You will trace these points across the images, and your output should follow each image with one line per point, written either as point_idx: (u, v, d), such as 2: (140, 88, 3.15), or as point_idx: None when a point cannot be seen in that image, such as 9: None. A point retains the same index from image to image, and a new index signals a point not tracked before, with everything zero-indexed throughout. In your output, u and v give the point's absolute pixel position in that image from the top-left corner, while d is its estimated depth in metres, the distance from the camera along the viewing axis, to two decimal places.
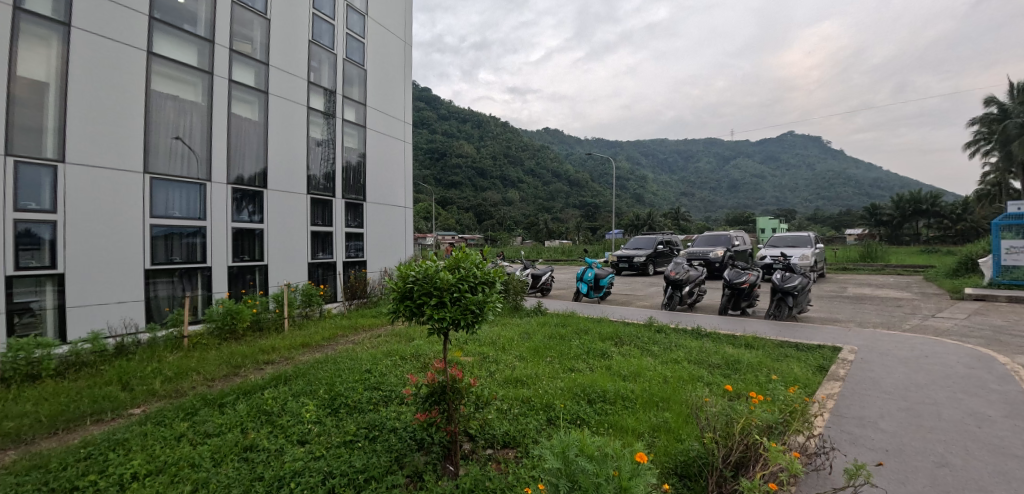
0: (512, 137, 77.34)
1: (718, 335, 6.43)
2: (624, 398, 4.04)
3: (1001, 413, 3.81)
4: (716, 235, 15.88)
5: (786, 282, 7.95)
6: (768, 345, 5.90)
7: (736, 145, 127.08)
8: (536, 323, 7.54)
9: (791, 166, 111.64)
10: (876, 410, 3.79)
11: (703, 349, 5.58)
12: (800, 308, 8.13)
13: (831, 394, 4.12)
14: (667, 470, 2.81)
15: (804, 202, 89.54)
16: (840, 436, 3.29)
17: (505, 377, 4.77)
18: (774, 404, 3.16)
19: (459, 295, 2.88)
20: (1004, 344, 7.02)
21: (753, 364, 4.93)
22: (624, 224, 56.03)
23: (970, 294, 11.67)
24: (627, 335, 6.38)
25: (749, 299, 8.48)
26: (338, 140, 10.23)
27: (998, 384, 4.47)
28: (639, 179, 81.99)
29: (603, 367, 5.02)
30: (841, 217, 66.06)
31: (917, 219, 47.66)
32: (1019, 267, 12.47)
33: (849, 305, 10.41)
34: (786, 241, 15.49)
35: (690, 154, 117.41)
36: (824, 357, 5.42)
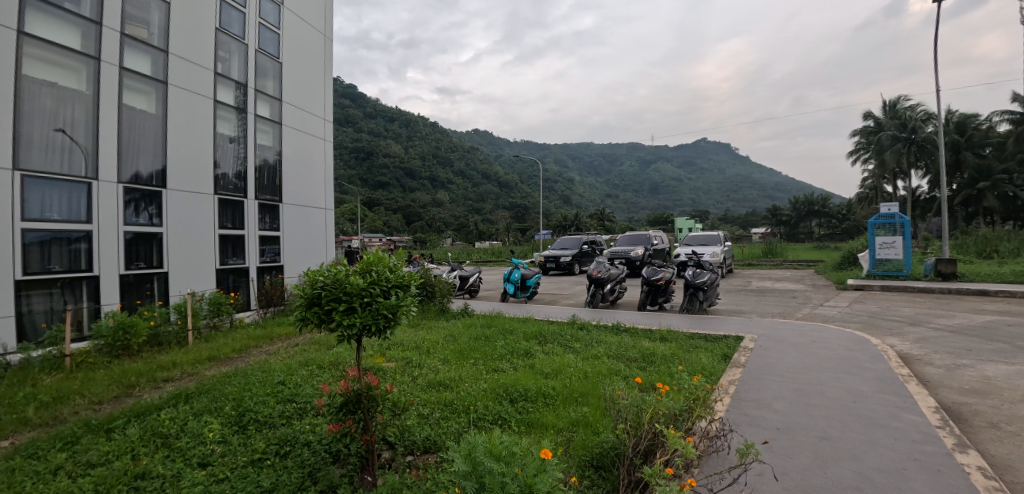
0: (442, 139, 76.57)
1: (636, 330, 6.74)
2: (545, 396, 4.11)
3: (872, 388, 4.31)
4: (637, 235, 16.69)
5: (697, 278, 8.53)
6: (680, 338, 6.27)
7: (655, 150, 134.43)
8: (462, 324, 7.50)
9: (705, 170, 119.97)
10: (771, 392, 4.14)
11: (621, 344, 5.82)
12: (710, 302, 8.74)
13: (732, 380, 4.44)
14: (584, 463, 2.87)
15: (716, 203, 96.54)
16: (739, 418, 3.55)
17: (428, 381, 4.68)
18: (680, 393, 3.37)
19: (370, 300, 2.77)
20: (877, 327, 8.00)
21: (665, 356, 5.22)
22: (552, 225, 57.38)
23: (852, 284, 13.17)
24: (551, 334, 6.50)
25: (665, 294, 8.99)
26: (250, 137, 9.54)
27: (870, 364, 5.06)
28: (567, 182, 84.27)
29: (526, 366, 5.07)
30: (748, 218, 72.02)
31: (811, 219, 52.99)
32: (889, 260, 14.31)
33: (753, 297, 11.35)
34: (699, 240, 16.59)
35: (614, 158, 122.57)
36: (728, 347, 5.86)
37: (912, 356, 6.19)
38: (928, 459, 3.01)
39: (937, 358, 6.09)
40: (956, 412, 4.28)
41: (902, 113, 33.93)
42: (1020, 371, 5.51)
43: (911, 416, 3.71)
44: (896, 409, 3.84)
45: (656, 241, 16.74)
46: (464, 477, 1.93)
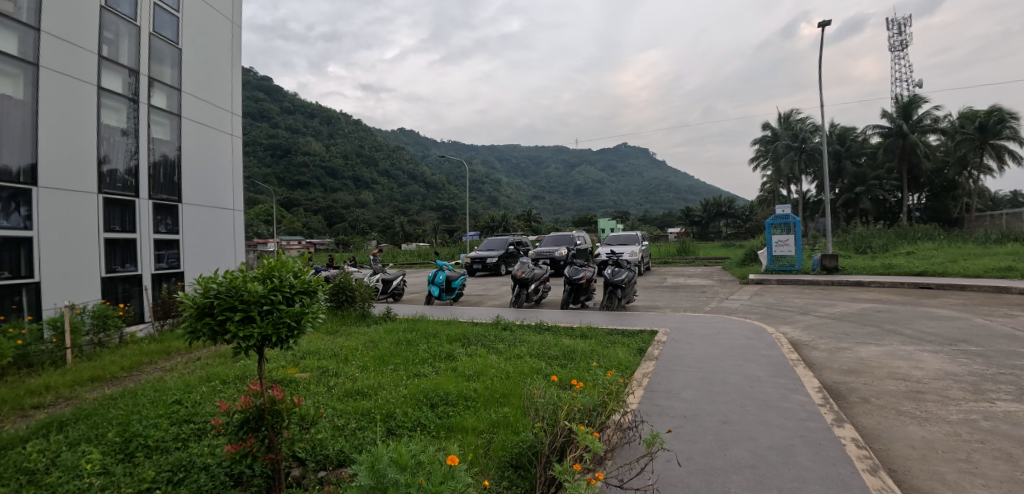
0: (366, 137, 74.04)
1: (558, 328, 6.90)
2: (467, 398, 4.07)
3: (767, 373, 4.71)
4: (561, 236, 17.12)
5: (616, 276, 8.89)
6: (600, 334, 6.50)
7: (579, 153, 139.03)
8: (384, 329, 7.25)
9: (625, 173, 125.82)
10: (680, 382, 4.40)
11: (543, 343, 5.92)
12: (628, 299, 9.15)
13: (645, 372, 4.67)
14: (503, 464, 2.85)
15: (636, 205, 101.66)
16: (651, 408, 3.73)
17: (345, 390, 4.46)
18: (596, 389, 3.47)
19: (270, 308, 2.59)
20: (773, 317, 8.79)
21: (585, 353, 5.38)
22: (480, 226, 57.53)
23: (753, 279, 14.39)
24: (474, 336, 6.48)
25: (587, 293, 9.29)
26: (143, 130, 8.60)
27: (766, 351, 5.54)
28: (494, 183, 84.73)
29: (448, 369, 5.01)
30: (664, 219, 76.61)
31: (719, 219, 57.36)
32: (784, 256, 15.80)
33: (667, 293, 12.05)
34: (619, 240, 17.33)
35: (541, 160, 125.17)
36: (643, 341, 6.16)
37: (801, 342, 6.88)
38: (812, 434, 3.34)
39: (821, 343, 6.81)
40: (836, 391, 4.80)
41: (794, 124, 37.67)
42: (886, 351, 6.30)
43: (799, 397, 4.10)
44: (787, 391, 4.23)
45: (579, 241, 17.26)
46: (368, 490, 1.84)
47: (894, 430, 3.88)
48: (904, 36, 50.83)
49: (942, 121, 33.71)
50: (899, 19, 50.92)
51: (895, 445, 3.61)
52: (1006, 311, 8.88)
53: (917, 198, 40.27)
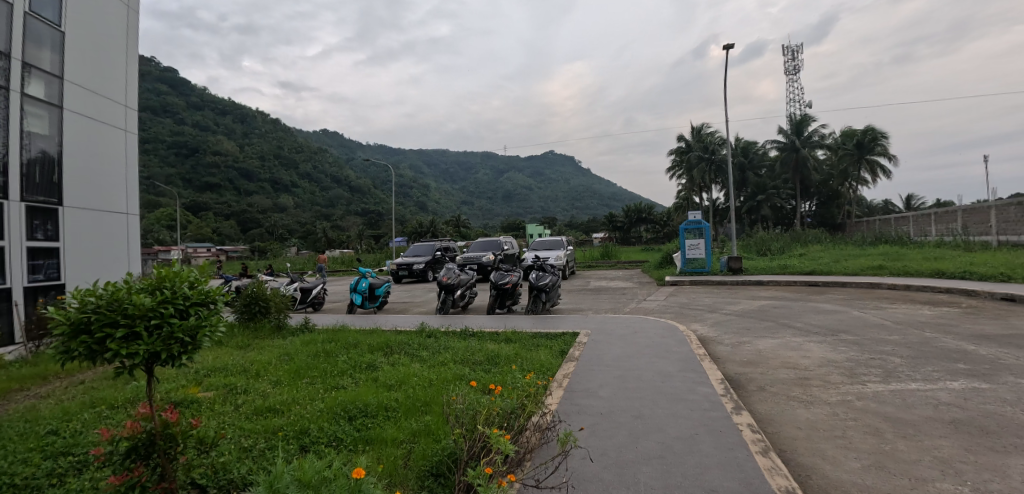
0: (284, 138, 70.13)
1: (483, 334, 6.92)
2: (387, 409, 3.97)
3: (677, 368, 5.04)
4: (489, 242, 17.20)
5: (540, 280, 9.08)
6: (524, 338, 6.61)
7: (508, 160, 140.77)
8: (301, 341, 6.87)
9: (553, 180, 129.25)
10: (598, 381, 4.59)
11: (468, 349, 5.92)
12: (552, 302, 9.37)
13: (565, 373, 4.82)
14: (423, 473, 2.79)
15: (563, 211, 104.72)
16: (570, 408, 3.86)
17: (255, 408, 4.18)
18: (515, 394, 3.54)
19: (160, 322, 2.37)
20: (685, 316, 9.41)
21: (509, 357, 5.43)
22: (408, 232, 56.58)
23: (669, 280, 15.33)
24: (397, 344, 6.33)
25: (512, 297, 9.41)
26: (15, 122, 7.54)
27: (677, 347, 5.93)
28: (423, 188, 83.60)
29: (369, 380, 4.86)
30: (590, 224, 79.63)
31: (640, 224, 60.63)
32: (696, 259, 17.00)
33: (590, 296, 12.54)
34: (545, 244, 17.73)
35: (470, 166, 125.34)
36: (565, 343, 6.34)
37: (709, 337, 7.43)
38: (714, 423, 3.63)
39: (726, 338, 7.39)
40: (737, 381, 5.23)
41: (704, 136, 40.23)
42: (780, 343, 6.98)
43: (704, 388, 4.43)
44: (694, 384, 4.55)
45: (507, 246, 17.46)
46: None
47: (784, 414, 4.30)
48: (797, 61, 56.66)
49: (827, 137, 37.91)
50: (792, 46, 56.74)
51: (785, 427, 4.00)
52: (876, 304, 10.15)
53: (808, 205, 45.00)
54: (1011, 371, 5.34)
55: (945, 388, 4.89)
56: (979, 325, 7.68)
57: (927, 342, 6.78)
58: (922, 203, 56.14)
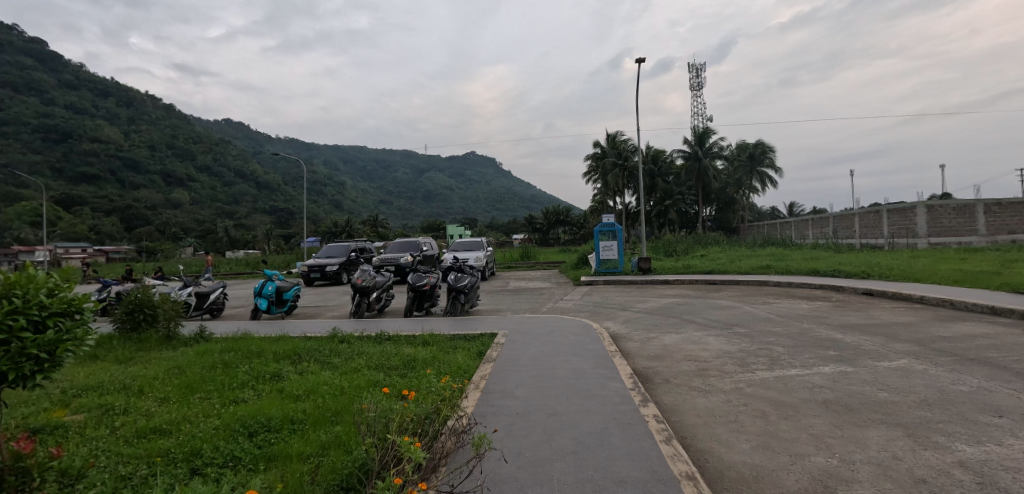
0: (179, 126, 63.61)
1: (399, 337, 6.73)
2: (293, 421, 3.72)
3: (589, 365, 5.26)
4: (407, 242, 16.80)
5: (458, 282, 9.00)
6: (442, 340, 6.52)
7: (429, 160, 138.70)
8: (195, 352, 6.24)
9: (474, 181, 129.38)
10: (515, 381, 4.63)
11: (383, 353, 5.73)
12: (471, 304, 9.36)
13: (482, 375, 4.82)
14: (331, 489, 2.63)
15: (484, 212, 105.32)
16: (486, 409, 3.86)
17: (137, 429, 3.72)
18: (429, 401, 3.47)
19: (6, 339, 2.03)
20: (599, 314, 9.83)
21: (425, 360, 5.33)
22: (321, 232, 53.89)
23: (585, 280, 15.95)
24: (306, 351, 5.97)
25: (431, 299, 9.27)
26: None
27: (590, 345, 6.19)
28: (338, 186, 79.94)
29: (274, 391, 4.53)
30: (510, 225, 80.95)
31: (558, 226, 62.61)
32: (609, 259, 17.83)
33: (510, 297, 12.69)
34: (465, 245, 17.68)
35: (389, 164, 121.84)
36: (483, 344, 6.34)
37: (620, 334, 7.84)
38: (624, 416, 3.82)
39: (635, 335, 7.82)
40: (645, 375, 5.55)
41: (618, 143, 42.49)
42: (683, 337, 7.53)
43: (615, 383, 4.66)
44: (606, 380, 4.76)
45: (426, 247, 17.16)
46: None
47: (686, 403, 4.64)
48: (700, 78, 61.55)
49: (725, 149, 41.63)
50: (696, 65, 61.61)
51: (687, 416, 4.31)
52: (764, 299, 11.29)
53: (708, 210, 49.07)
54: (868, 355, 6.19)
55: (818, 372, 5.56)
56: (845, 316, 8.83)
57: (805, 332, 7.67)
58: (800, 210, 63.53)
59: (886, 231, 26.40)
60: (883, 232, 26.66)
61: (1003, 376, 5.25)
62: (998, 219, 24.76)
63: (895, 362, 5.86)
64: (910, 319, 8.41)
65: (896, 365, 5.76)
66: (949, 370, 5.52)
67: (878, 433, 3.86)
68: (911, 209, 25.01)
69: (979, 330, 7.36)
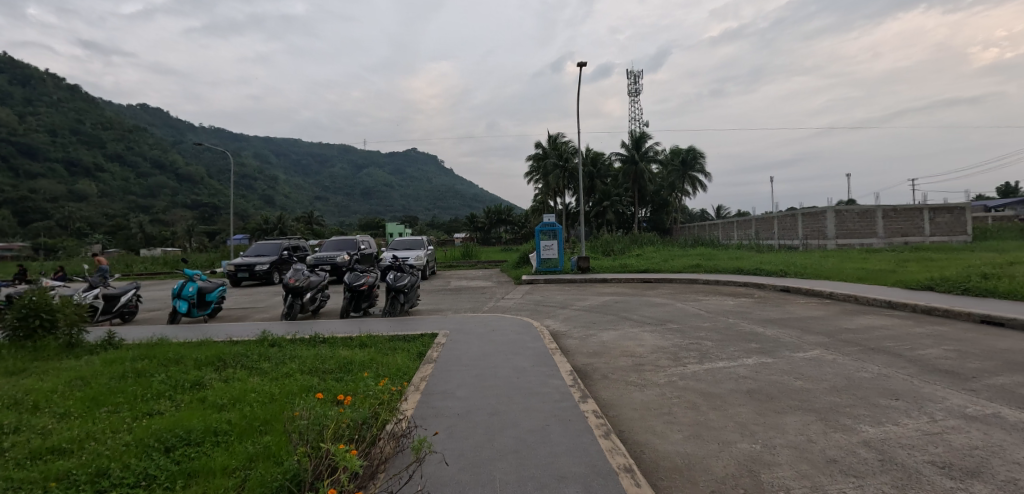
0: (85, 110, 57.67)
1: (335, 339, 6.46)
2: (218, 432, 3.47)
3: (530, 363, 5.30)
4: (344, 240, 16.21)
5: (398, 281, 8.78)
6: (380, 342, 6.34)
7: (368, 156, 134.62)
8: (101, 360, 5.66)
9: (415, 178, 127.15)
10: (456, 382, 4.58)
11: (318, 357, 5.48)
12: (411, 304, 9.17)
13: (422, 376, 4.72)
14: None
15: (425, 211, 103.86)
16: (426, 411, 3.78)
17: (29, 450, 3.31)
18: (365, 406, 3.36)
19: None
20: (539, 313, 9.96)
21: (362, 363, 5.15)
22: (251, 229, 50.98)
23: (526, 279, 16.11)
24: (232, 356, 5.59)
25: (369, 299, 8.99)
26: None
27: (531, 343, 6.25)
28: (269, 181, 75.79)
29: (195, 401, 4.20)
30: (452, 224, 80.38)
31: (500, 225, 63.05)
32: (550, 259, 18.13)
33: (451, 296, 12.58)
34: (405, 244, 17.32)
35: (325, 159, 117.13)
36: (423, 345, 6.23)
37: (560, 332, 7.98)
38: (564, 412, 3.88)
39: (575, 332, 7.99)
40: (585, 371, 5.68)
41: (559, 145, 43.35)
42: (620, 334, 7.78)
43: (555, 380, 4.72)
44: (546, 377, 4.82)
45: (364, 245, 16.63)
46: None
47: (624, 397, 4.79)
48: (638, 85, 64.05)
49: (660, 154, 43.60)
50: (634, 71, 64.03)
51: (624, 410, 4.45)
52: (694, 296, 11.92)
53: (644, 212, 51.20)
54: (786, 347, 6.69)
55: (743, 364, 5.94)
56: (765, 311, 9.52)
57: (730, 326, 8.17)
58: (726, 212, 67.80)
59: (800, 234, 28.74)
60: (798, 234, 29.00)
61: (898, 363, 5.86)
62: (893, 223, 27.65)
63: (809, 353, 6.38)
64: (821, 313, 9.19)
65: (810, 355, 6.27)
66: (853, 358, 6.08)
67: (795, 419, 4.17)
68: (822, 213, 27.35)
69: (879, 322, 8.17)
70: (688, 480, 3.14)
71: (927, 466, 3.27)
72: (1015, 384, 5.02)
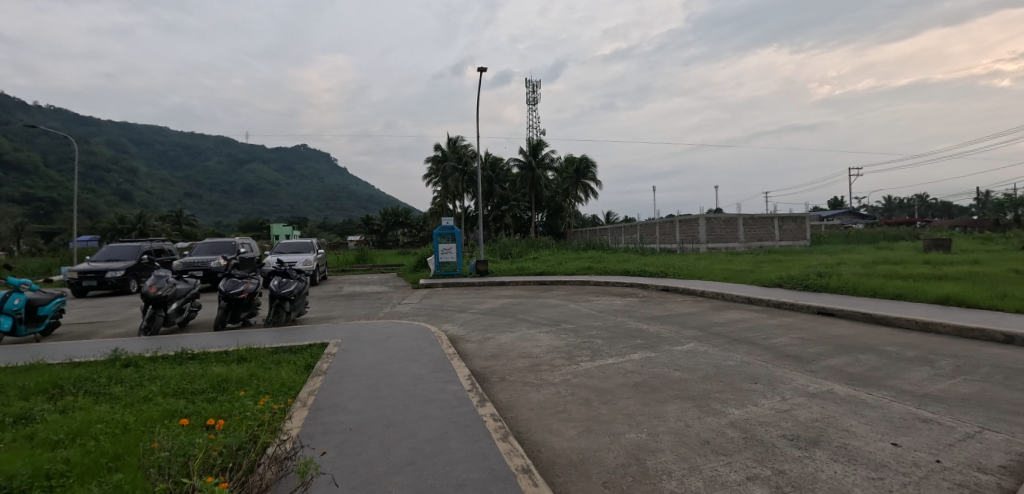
0: None
1: (207, 355, 5.78)
2: (50, 476, 2.90)
3: (428, 369, 5.20)
4: (220, 242, 14.65)
5: (283, 288, 8.08)
6: (262, 355, 5.79)
7: (250, 150, 123.39)
8: None
9: (305, 177, 119.17)
10: (348, 394, 4.33)
11: (185, 376, 4.85)
12: (298, 312, 8.53)
13: (310, 390, 4.39)
14: None
15: (316, 212, 97.83)
16: (314, 429, 3.52)
17: None
18: (240, 431, 3.02)
19: None
20: (437, 317, 9.82)
21: (240, 381, 4.67)
22: (101, 229, 44.11)
23: (424, 284, 15.83)
24: (74, 381, 4.75)
25: (249, 309, 8.21)
26: None
27: (429, 348, 6.14)
28: (126, 174, 66.14)
29: (19, 439, 3.47)
30: (345, 226, 76.52)
31: (397, 228, 61.56)
32: (448, 262, 18.01)
33: (343, 302, 11.94)
34: (292, 247, 16.09)
35: (198, 152, 105.12)
36: (312, 356, 5.83)
37: (458, 336, 7.94)
38: (462, 418, 3.85)
39: (473, 336, 8.01)
40: (483, 375, 5.71)
41: (459, 148, 43.52)
42: (517, 335, 7.96)
43: (453, 386, 4.68)
44: (444, 383, 4.76)
45: (244, 248, 15.17)
46: None
47: (521, 398, 4.89)
48: (536, 94, 66.27)
49: (555, 161, 45.48)
50: (533, 81, 65.95)
51: (521, 411, 4.54)
52: (586, 297, 12.59)
53: (540, 216, 53.09)
54: (667, 341, 7.34)
55: (630, 359, 6.38)
56: (648, 309, 10.36)
57: (619, 324, 8.76)
58: (615, 219, 72.78)
59: (677, 239, 31.73)
60: (676, 239, 32.01)
61: (757, 351, 6.71)
62: (751, 230, 31.69)
63: (685, 346, 7.06)
64: (695, 309, 10.23)
65: (686, 348, 6.94)
66: (722, 349, 6.85)
67: (675, 406, 4.58)
68: (695, 221, 30.42)
69: (740, 316, 9.31)
70: (582, 474, 3.28)
71: (781, 439, 3.78)
72: (843, 364, 5.99)
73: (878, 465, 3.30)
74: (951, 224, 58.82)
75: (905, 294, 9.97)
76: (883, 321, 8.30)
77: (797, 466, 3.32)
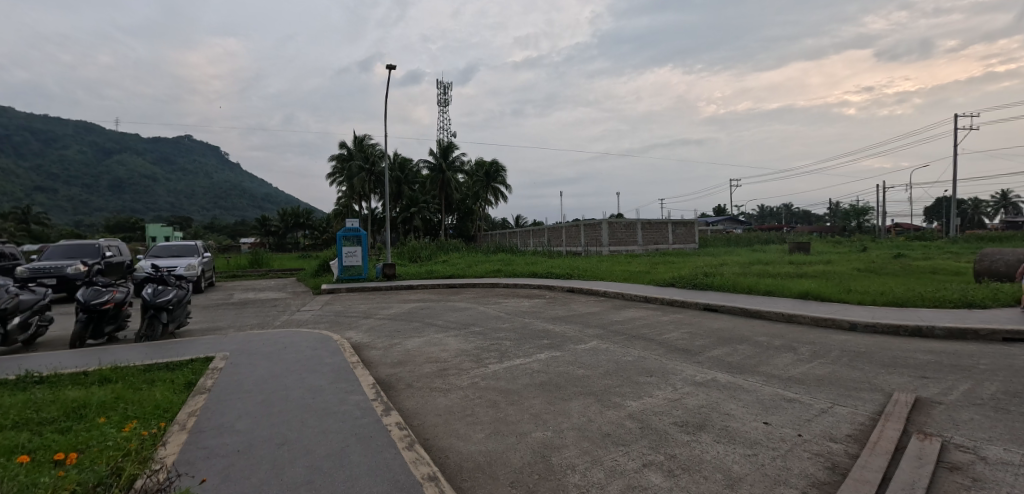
0: None
1: (61, 377, 5.01)
2: None
3: (327, 380, 4.94)
4: (80, 245, 12.74)
5: (159, 297, 7.22)
6: (131, 374, 5.14)
7: (120, 139, 108.90)
8: None
9: (190, 172, 107.93)
10: (236, 412, 3.98)
11: (29, 404, 4.14)
12: (177, 323, 7.66)
13: (189, 411, 3.97)
14: None
15: (203, 211, 89.09)
16: (193, 454, 3.19)
17: None
18: (95, 468, 2.62)
19: None
20: (339, 324, 9.35)
21: (102, 406, 4.10)
22: None
23: (327, 289, 15.02)
24: None
25: (115, 321, 7.22)
26: None
27: (329, 358, 5.83)
28: None
29: None
30: (237, 228, 70.28)
31: (297, 229, 58.02)
32: (352, 266, 17.24)
33: (233, 311, 10.97)
34: (171, 251, 14.43)
35: (53, 138, 90.89)
36: (193, 372, 5.28)
37: (363, 343, 7.66)
38: (365, 430, 3.72)
39: (378, 342, 7.76)
40: (388, 382, 5.55)
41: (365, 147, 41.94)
42: (425, 340, 7.83)
43: (356, 396, 4.50)
44: (345, 394, 4.55)
45: (109, 252, 13.33)
46: None
47: (427, 404, 4.82)
48: (446, 96, 65.76)
49: (466, 165, 45.49)
50: (444, 83, 65.32)
51: (427, 417, 4.47)
52: (494, 300, 12.74)
53: (451, 219, 52.87)
54: (571, 340, 7.66)
55: (536, 359, 6.56)
56: (554, 310, 10.74)
57: (525, 325, 8.98)
58: (525, 222, 74.67)
59: (582, 242, 33.25)
60: (580, 242, 33.49)
61: (651, 345, 7.25)
62: (648, 234, 34.15)
63: (588, 344, 7.43)
64: (596, 308, 10.81)
65: (589, 346, 7.31)
66: (621, 345, 7.30)
67: (578, 403, 4.80)
68: (599, 225, 32.05)
69: (637, 314, 9.98)
70: (489, 476, 3.32)
71: (672, 427, 4.11)
72: (724, 354, 6.66)
73: (752, 443, 3.72)
74: (809, 230, 68.01)
75: (773, 291, 11.32)
76: (757, 314, 9.36)
77: (686, 450, 3.64)
